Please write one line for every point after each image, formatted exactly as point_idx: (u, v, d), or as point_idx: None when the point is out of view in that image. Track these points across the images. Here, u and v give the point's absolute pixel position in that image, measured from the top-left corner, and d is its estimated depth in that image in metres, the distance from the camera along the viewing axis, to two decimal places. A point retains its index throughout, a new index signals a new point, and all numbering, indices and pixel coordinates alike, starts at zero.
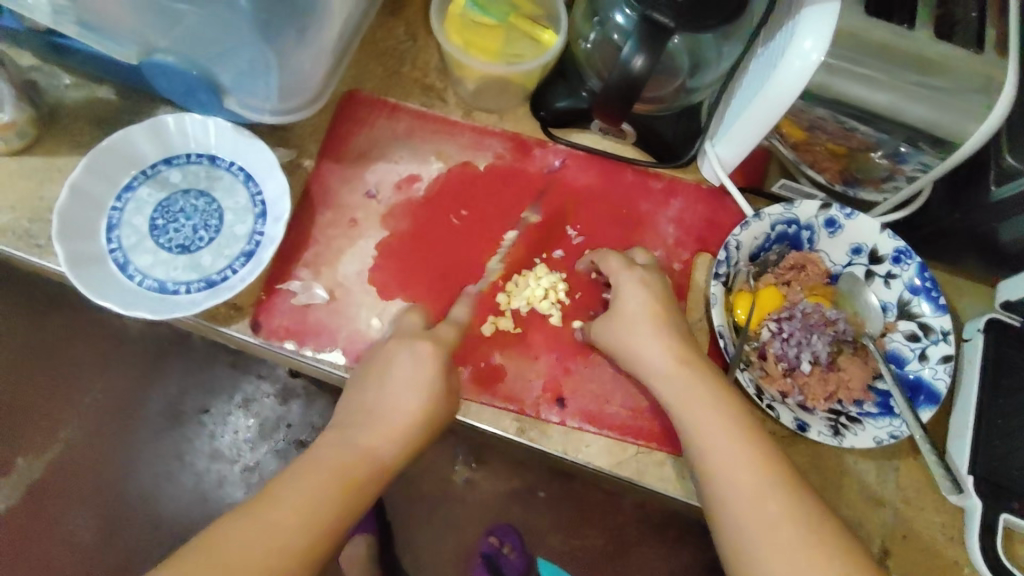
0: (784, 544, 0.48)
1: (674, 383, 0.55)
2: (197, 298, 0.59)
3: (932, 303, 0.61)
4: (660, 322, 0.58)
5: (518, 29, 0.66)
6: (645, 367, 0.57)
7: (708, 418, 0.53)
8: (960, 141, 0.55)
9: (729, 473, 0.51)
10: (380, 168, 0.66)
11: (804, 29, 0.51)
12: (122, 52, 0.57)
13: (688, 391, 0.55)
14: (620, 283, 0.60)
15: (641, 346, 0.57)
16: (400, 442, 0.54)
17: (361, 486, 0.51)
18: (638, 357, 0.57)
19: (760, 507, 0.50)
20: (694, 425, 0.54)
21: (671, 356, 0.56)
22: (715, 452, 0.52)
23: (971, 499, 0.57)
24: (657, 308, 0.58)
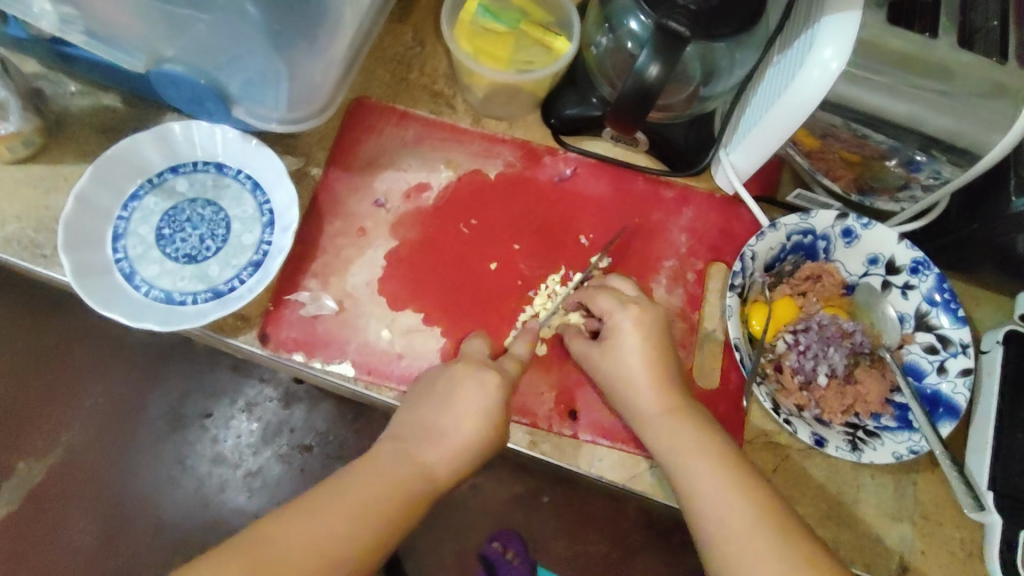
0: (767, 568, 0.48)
1: (659, 427, 0.54)
2: (205, 309, 0.58)
3: (951, 315, 0.60)
4: (650, 356, 0.56)
5: (529, 35, 0.65)
6: (633, 406, 0.56)
7: (696, 461, 0.52)
8: (982, 154, 0.54)
9: (724, 518, 0.50)
10: (388, 176, 0.65)
11: (825, 38, 0.50)
12: (132, 61, 0.56)
13: (674, 434, 0.54)
14: (615, 321, 0.57)
15: (630, 384, 0.56)
16: (407, 463, 0.53)
17: (369, 502, 0.50)
18: (627, 397, 0.56)
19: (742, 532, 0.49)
20: (683, 469, 0.53)
21: (658, 396, 0.55)
22: (705, 498, 0.51)
23: (992, 516, 0.56)
24: (650, 347, 0.56)
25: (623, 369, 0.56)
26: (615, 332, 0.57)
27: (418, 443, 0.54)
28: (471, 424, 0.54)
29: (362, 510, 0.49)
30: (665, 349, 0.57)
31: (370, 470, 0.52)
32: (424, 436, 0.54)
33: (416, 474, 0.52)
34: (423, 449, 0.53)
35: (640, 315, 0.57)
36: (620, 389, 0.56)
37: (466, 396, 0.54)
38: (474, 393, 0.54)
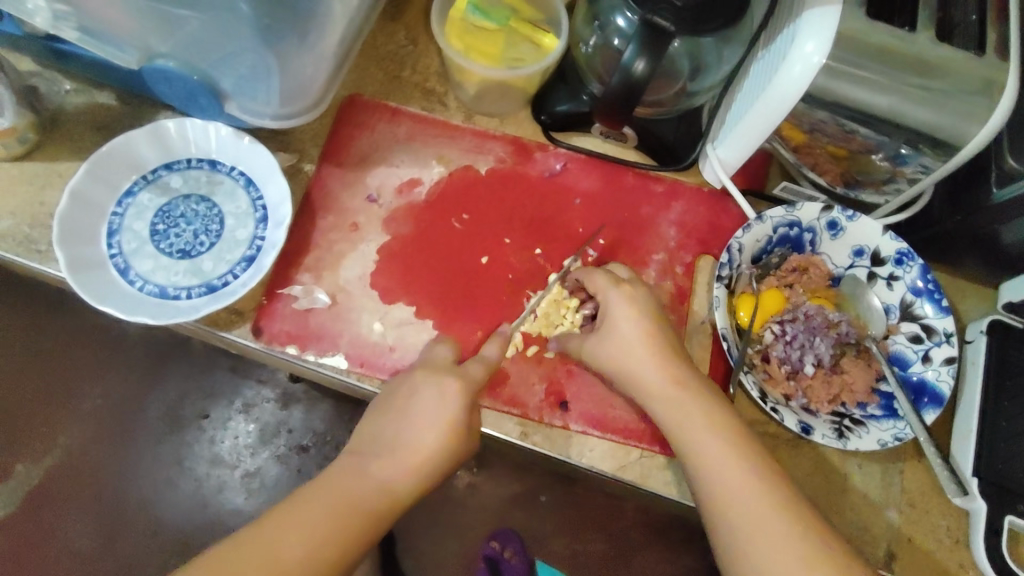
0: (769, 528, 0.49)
1: (664, 397, 0.55)
2: (198, 303, 0.59)
3: (935, 304, 0.61)
4: (647, 331, 0.57)
5: (519, 32, 0.66)
6: (635, 379, 0.56)
7: (707, 436, 0.53)
8: (961, 145, 0.55)
9: (734, 497, 0.50)
10: (381, 172, 0.66)
11: (807, 32, 0.51)
12: (124, 57, 0.57)
13: (686, 405, 0.54)
14: (605, 298, 0.59)
15: (635, 363, 0.56)
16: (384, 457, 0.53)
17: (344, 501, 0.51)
18: (629, 372, 0.56)
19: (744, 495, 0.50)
20: (693, 441, 0.53)
21: (655, 371, 0.56)
22: (715, 469, 0.52)
23: (976, 502, 0.57)
24: (646, 321, 0.57)
25: (619, 344, 0.57)
26: (607, 310, 0.59)
27: (375, 456, 0.54)
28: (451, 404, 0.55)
29: (314, 527, 0.49)
30: (653, 325, 0.58)
31: (325, 488, 0.52)
32: (378, 449, 0.54)
33: (372, 489, 0.52)
34: (376, 467, 0.53)
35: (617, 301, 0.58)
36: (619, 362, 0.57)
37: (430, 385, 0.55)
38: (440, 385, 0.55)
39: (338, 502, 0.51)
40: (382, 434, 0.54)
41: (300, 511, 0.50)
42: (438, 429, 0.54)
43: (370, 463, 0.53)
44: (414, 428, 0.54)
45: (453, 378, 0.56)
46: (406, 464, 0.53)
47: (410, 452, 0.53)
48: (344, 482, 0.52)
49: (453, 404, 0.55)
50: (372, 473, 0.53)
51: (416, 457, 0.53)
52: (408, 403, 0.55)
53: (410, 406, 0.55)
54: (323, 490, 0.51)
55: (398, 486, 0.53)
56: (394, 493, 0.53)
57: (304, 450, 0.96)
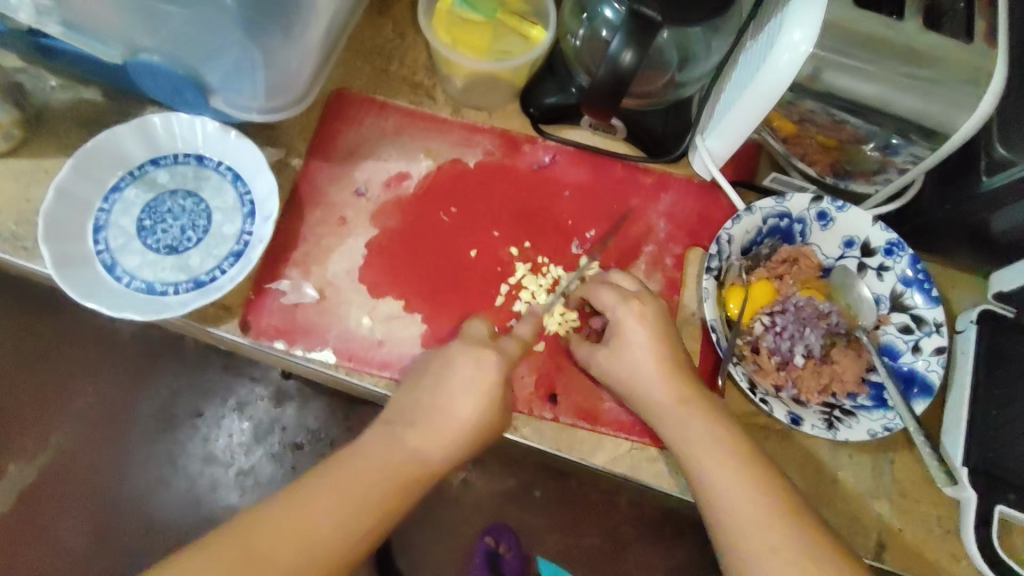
0: (756, 521, 0.50)
1: (663, 398, 0.56)
2: (186, 299, 0.58)
3: (925, 295, 0.61)
4: (645, 327, 0.57)
5: (506, 25, 0.65)
6: (635, 377, 0.56)
7: (705, 434, 0.53)
8: (949, 133, 0.55)
9: (726, 484, 0.52)
10: (369, 165, 0.66)
11: (793, 21, 0.51)
12: (108, 52, 0.55)
13: (687, 410, 0.55)
14: (608, 299, 0.58)
15: (634, 357, 0.56)
16: (405, 446, 0.53)
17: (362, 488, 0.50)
18: (627, 370, 0.57)
19: (736, 489, 0.51)
20: (688, 437, 0.54)
21: (666, 379, 0.56)
22: (715, 479, 0.52)
23: (967, 491, 0.56)
24: (648, 317, 0.57)
25: (618, 343, 0.57)
26: (613, 315, 0.58)
27: (413, 422, 0.54)
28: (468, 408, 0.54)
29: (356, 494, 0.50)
30: (662, 327, 0.57)
31: (365, 458, 0.52)
32: (418, 416, 0.54)
33: (410, 457, 0.53)
34: (413, 435, 0.53)
35: (629, 310, 0.57)
36: (614, 357, 0.57)
37: (465, 371, 0.55)
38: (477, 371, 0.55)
39: (376, 472, 0.51)
40: (417, 399, 0.55)
41: (344, 479, 0.50)
42: (473, 399, 0.54)
43: (408, 430, 0.54)
44: (452, 392, 0.54)
45: (492, 351, 0.56)
46: (443, 430, 0.54)
47: (446, 422, 0.54)
48: (383, 450, 0.52)
49: (471, 377, 0.55)
50: (411, 441, 0.53)
51: (453, 423, 0.54)
52: (443, 374, 0.55)
53: (448, 371, 0.55)
54: (361, 459, 0.52)
55: (435, 453, 0.53)
56: (430, 460, 0.53)
57: (299, 447, 0.96)
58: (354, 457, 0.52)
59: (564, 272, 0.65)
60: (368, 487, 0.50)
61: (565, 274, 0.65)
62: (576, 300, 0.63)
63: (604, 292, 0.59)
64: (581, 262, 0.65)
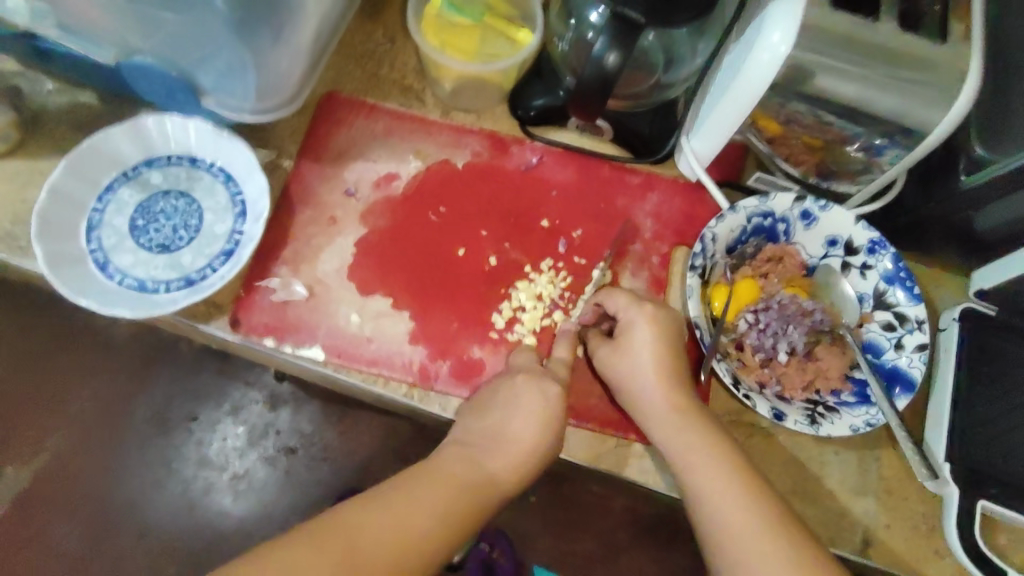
0: (757, 555, 0.50)
1: (676, 431, 0.55)
2: (177, 297, 0.59)
3: (907, 291, 0.61)
4: (661, 366, 0.57)
5: (494, 29, 0.67)
6: (649, 412, 0.56)
7: (707, 463, 0.53)
8: (926, 132, 0.56)
9: (730, 511, 0.52)
10: (359, 166, 0.67)
11: (772, 23, 0.52)
12: (101, 54, 0.57)
13: (706, 464, 0.53)
14: (629, 320, 0.58)
15: (640, 374, 0.57)
16: (483, 470, 0.55)
17: (451, 506, 0.52)
18: (647, 410, 0.56)
19: (737, 516, 0.52)
20: (688, 456, 0.54)
21: (670, 396, 0.56)
22: (737, 534, 0.51)
23: (949, 487, 0.57)
24: (663, 353, 0.57)
25: (631, 372, 0.57)
26: (628, 331, 0.58)
27: (489, 450, 0.56)
28: (545, 435, 0.55)
29: (444, 509, 0.52)
30: (676, 348, 0.58)
31: (435, 476, 0.54)
32: (486, 446, 0.56)
33: (481, 484, 0.54)
34: (484, 461, 0.55)
35: (644, 328, 0.57)
36: (632, 393, 0.57)
37: (528, 401, 0.56)
38: (529, 402, 0.56)
39: (453, 491, 0.53)
40: (488, 429, 0.56)
41: (420, 499, 0.51)
42: (540, 420, 0.55)
43: (480, 456, 0.56)
44: (520, 426, 0.55)
45: (553, 382, 0.57)
46: (511, 461, 0.55)
47: (514, 447, 0.56)
48: (459, 471, 0.54)
49: (536, 399, 0.56)
50: (484, 469, 0.55)
51: (519, 455, 0.56)
52: (508, 401, 0.56)
53: (513, 401, 0.56)
54: (435, 478, 0.54)
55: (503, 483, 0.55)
56: (495, 491, 0.55)
57: (293, 451, 0.97)
58: (431, 477, 0.54)
59: (563, 276, 0.65)
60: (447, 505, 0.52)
61: (563, 277, 0.65)
62: (591, 307, 0.62)
63: (618, 296, 0.59)
64: (579, 263, 0.66)
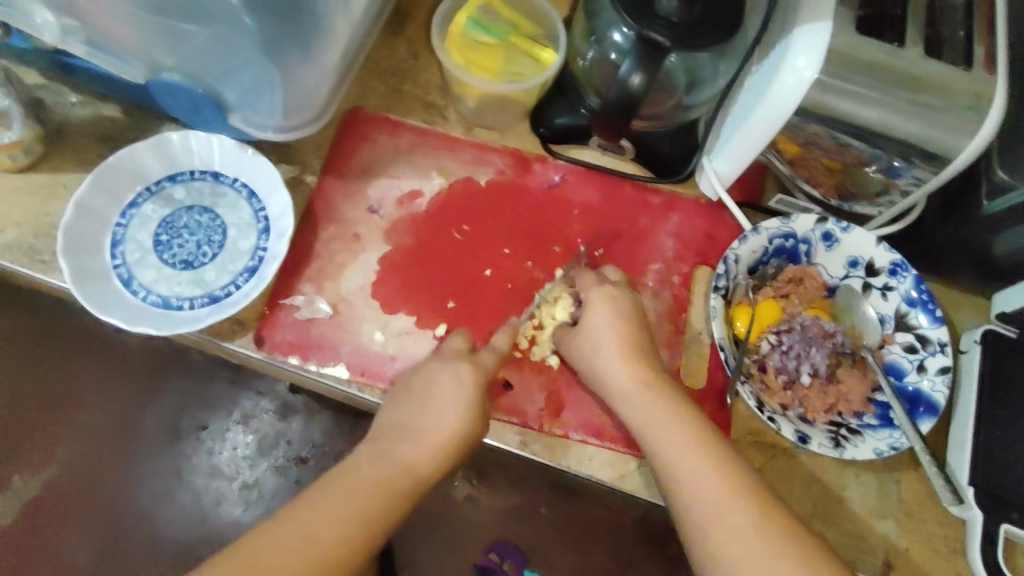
0: (731, 533, 0.50)
1: (641, 409, 0.56)
2: (201, 313, 0.59)
3: (929, 315, 0.62)
4: (622, 342, 0.58)
5: (519, 47, 0.67)
6: (613, 389, 0.57)
7: (673, 437, 0.54)
8: (950, 158, 0.56)
9: (699, 490, 0.52)
10: (382, 183, 0.67)
11: (797, 47, 0.52)
12: (132, 71, 0.58)
13: (668, 440, 0.54)
14: (588, 296, 0.61)
15: (603, 352, 0.58)
16: (393, 458, 0.55)
17: (361, 506, 0.52)
18: (613, 389, 0.57)
19: (707, 493, 0.51)
20: (657, 435, 0.54)
21: (631, 371, 0.57)
22: (708, 512, 0.51)
23: (972, 510, 0.57)
24: (623, 329, 0.59)
25: (593, 349, 0.59)
26: (587, 309, 0.60)
27: (399, 442, 0.56)
28: (465, 425, 0.55)
29: (358, 509, 0.52)
30: (635, 326, 0.60)
31: (355, 470, 0.54)
32: (400, 437, 0.56)
33: (394, 473, 0.54)
34: (398, 450, 0.55)
35: (603, 304, 0.60)
36: (597, 374, 0.58)
37: (447, 390, 0.56)
38: (456, 388, 0.56)
39: (363, 487, 0.53)
40: (402, 424, 0.56)
41: (318, 496, 0.52)
42: (460, 413, 0.56)
43: (393, 446, 0.55)
44: (435, 413, 0.56)
45: (464, 363, 0.58)
46: (427, 448, 0.55)
47: (433, 437, 0.55)
48: (367, 469, 0.54)
49: (468, 391, 0.56)
50: (394, 457, 0.55)
51: (440, 441, 0.55)
52: (427, 391, 0.57)
53: (431, 392, 0.57)
54: (345, 478, 0.54)
55: (420, 468, 0.55)
56: (415, 474, 0.55)
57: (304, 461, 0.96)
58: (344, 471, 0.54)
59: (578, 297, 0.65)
60: (356, 503, 0.52)
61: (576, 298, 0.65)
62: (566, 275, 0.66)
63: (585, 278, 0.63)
64: None
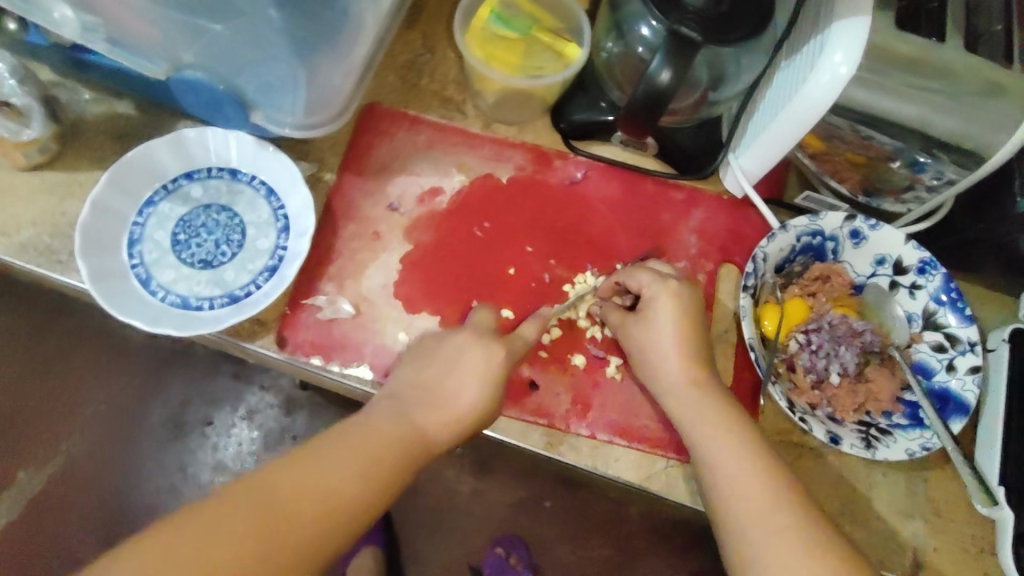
0: (759, 519, 0.50)
1: (691, 402, 0.55)
2: (221, 314, 0.58)
3: (958, 314, 0.61)
4: (683, 341, 0.57)
5: (540, 42, 0.66)
6: (668, 385, 0.56)
7: (721, 430, 0.54)
8: (987, 155, 0.55)
9: (734, 476, 0.52)
10: (402, 180, 0.66)
11: (835, 43, 0.51)
12: (153, 68, 0.56)
13: (730, 456, 0.52)
14: (653, 296, 0.58)
15: (660, 350, 0.57)
16: (411, 423, 0.52)
17: (369, 462, 0.48)
18: (662, 385, 0.57)
19: (747, 482, 0.51)
20: (709, 427, 0.54)
21: (688, 372, 0.56)
22: (740, 495, 0.51)
23: (1003, 511, 0.56)
24: (684, 325, 0.57)
25: (652, 342, 0.57)
26: (650, 305, 0.58)
27: (418, 405, 0.53)
28: (485, 397, 0.54)
29: (361, 472, 0.48)
30: (699, 325, 0.58)
31: (365, 429, 0.50)
32: (419, 402, 0.53)
33: (409, 436, 0.51)
34: (416, 416, 0.52)
35: (666, 304, 0.57)
36: (652, 366, 0.57)
37: (476, 365, 0.54)
38: (486, 366, 0.54)
39: (373, 443, 0.49)
40: (423, 382, 0.54)
41: (322, 459, 0.47)
42: (479, 391, 0.53)
43: (411, 410, 0.53)
44: (457, 387, 0.53)
45: (500, 345, 0.56)
46: (444, 420, 0.53)
47: (450, 407, 0.53)
48: (376, 428, 0.50)
49: (496, 371, 0.55)
50: (414, 423, 0.52)
51: (453, 414, 0.53)
52: (451, 360, 0.55)
53: (455, 364, 0.55)
54: (358, 429, 0.50)
55: (435, 441, 0.52)
56: (430, 445, 0.52)
57: None
58: (354, 428, 0.50)
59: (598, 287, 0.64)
60: (356, 464, 0.48)
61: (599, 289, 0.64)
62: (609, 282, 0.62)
63: (643, 273, 0.59)
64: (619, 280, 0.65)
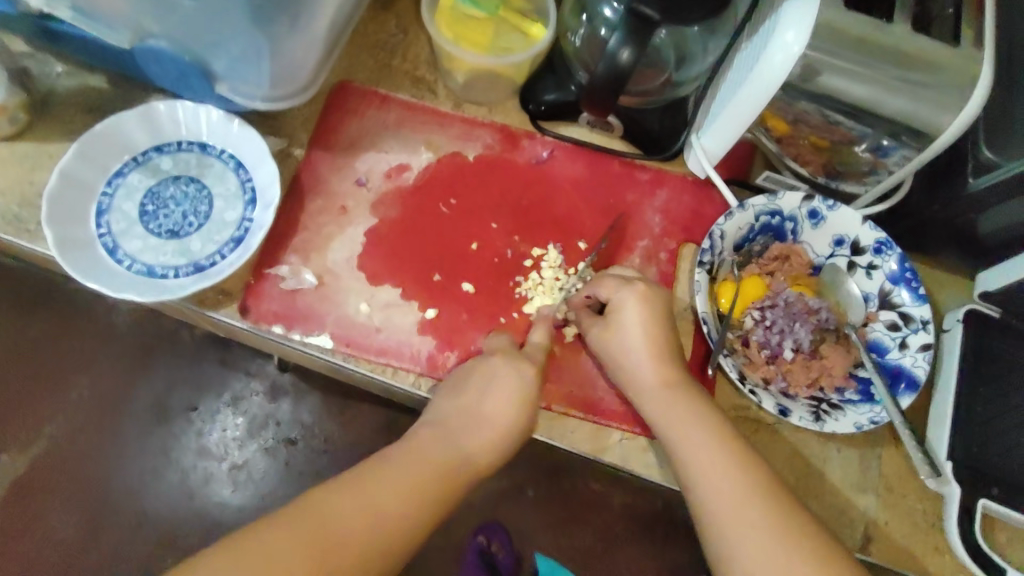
0: (742, 519, 0.51)
1: (665, 404, 0.56)
2: (186, 282, 0.59)
3: (912, 292, 0.62)
4: (655, 341, 0.57)
5: (508, 22, 0.67)
6: (639, 384, 0.57)
7: (697, 432, 0.54)
8: (938, 133, 0.56)
9: (713, 479, 0.52)
10: (369, 157, 0.67)
11: (786, 22, 0.52)
12: (116, 37, 0.57)
13: (709, 458, 0.53)
14: (621, 298, 0.59)
15: (629, 346, 0.57)
16: (456, 449, 0.56)
17: (421, 482, 0.54)
18: (635, 384, 0.57)
19: (726, 484, 0.52)
20: (689, 431, 0.54)
21: (660, 371, 0.57)
22: (720, 497, 0.52)
23: (950, 485, 0.57)
24: (655, 326, 0.58)
25: (621, 343, 0.58)
26: (619, 311, 0.59)
27: (462, 431, 0.57)
28: (522, 414, 0.57)
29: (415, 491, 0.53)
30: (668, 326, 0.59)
31: (412, 451, 0.55)
32: (463, 428, 0.57)
33: (452, 458, 0.56)
34: (462, 441, 0.57)
35: (635, 305, 0.58)
36: (624, 364, 0.58)
37: (501, 386, 0.57)
38: (517, 383, 0.57)
39: (418, 474, 0.54)
40: (462, 410, 0.57)
41: (375, 482, 0.52)
42: (514, 407, 0.57)
43: (455, 437, 0.57)
44: (492, 405, 0.57)
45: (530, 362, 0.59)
46: (486, 442, 0.57)
47: (491, 428, 0.57)
48: (426, 450, 0.56)
49: (528, 382, 0.58)
50: (460, 446, 0.57)
51: (496, 432, 0.57)
52: (485, 379, 0.58)
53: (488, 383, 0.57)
54: (406, 459, 0.55)
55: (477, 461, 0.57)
56: (470, 468, 0.56)
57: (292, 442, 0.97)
58: (406, 456, 0.55)
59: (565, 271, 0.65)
60: (411, 485, 0.53)
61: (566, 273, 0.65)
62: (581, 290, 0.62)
63: (609, 280, 0.60)
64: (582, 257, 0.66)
